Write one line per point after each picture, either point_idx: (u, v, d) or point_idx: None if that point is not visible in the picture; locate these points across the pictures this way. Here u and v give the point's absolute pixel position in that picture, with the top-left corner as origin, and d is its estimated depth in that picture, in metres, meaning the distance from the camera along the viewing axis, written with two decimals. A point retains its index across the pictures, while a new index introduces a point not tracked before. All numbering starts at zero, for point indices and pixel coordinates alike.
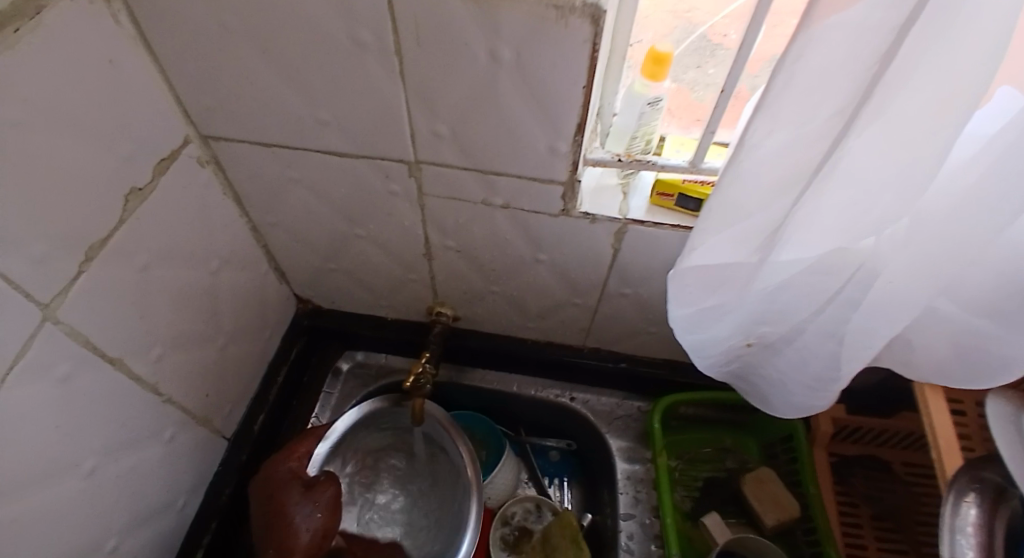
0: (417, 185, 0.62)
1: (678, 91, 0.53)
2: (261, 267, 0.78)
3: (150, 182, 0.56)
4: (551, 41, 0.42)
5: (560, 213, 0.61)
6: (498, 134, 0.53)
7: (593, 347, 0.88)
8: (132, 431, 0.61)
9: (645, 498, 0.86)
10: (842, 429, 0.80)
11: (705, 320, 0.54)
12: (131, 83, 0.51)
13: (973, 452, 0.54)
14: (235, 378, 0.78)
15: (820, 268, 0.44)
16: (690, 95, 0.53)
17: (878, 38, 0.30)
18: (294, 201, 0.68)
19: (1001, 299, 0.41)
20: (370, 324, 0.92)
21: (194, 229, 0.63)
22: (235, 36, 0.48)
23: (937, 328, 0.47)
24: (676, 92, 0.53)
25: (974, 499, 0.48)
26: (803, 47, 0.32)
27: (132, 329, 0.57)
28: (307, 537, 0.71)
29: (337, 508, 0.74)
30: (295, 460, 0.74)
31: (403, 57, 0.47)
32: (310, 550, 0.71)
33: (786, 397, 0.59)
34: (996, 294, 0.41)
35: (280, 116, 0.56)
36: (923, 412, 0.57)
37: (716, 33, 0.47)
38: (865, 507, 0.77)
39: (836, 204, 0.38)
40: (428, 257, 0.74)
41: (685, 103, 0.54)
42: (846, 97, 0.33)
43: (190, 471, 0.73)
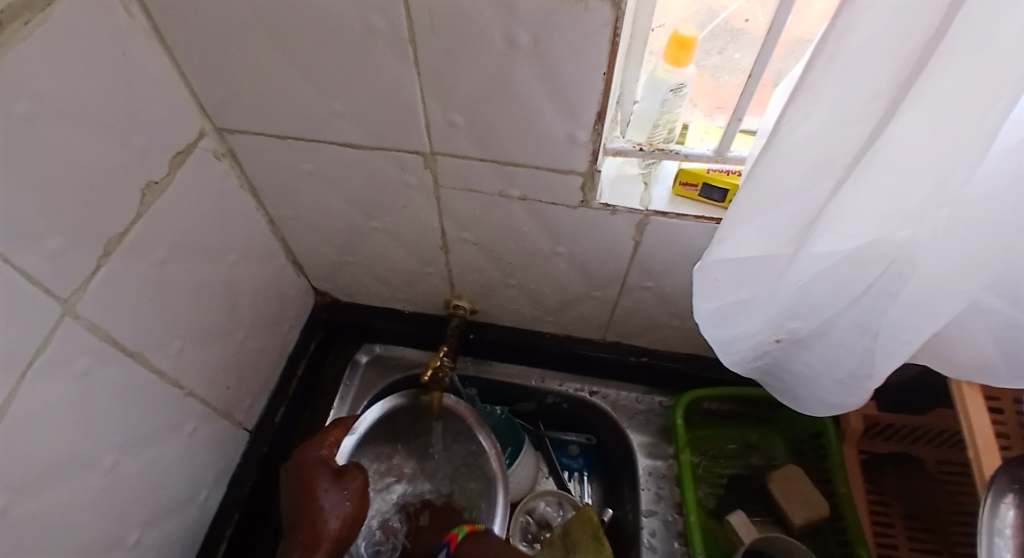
0: (432, 178, 0.60)
1: (700, 78, 0.51)
2: (279, 260, 0.78)
3: (166, 177, 0.56)
4: (570, 25, 0.40)
5: (578, 205, 0.59)
6: (515, 124, 0.51)
7: (614, 341, 0.86)
8: (154, 424, 0.61)
9: (668, 494, 0.85)
10: (873, 426, 0.77)
11: (731, 316, 0.52)
12: (145, 77, 0.50)
13: (1010, 451, 0.51)
14: (255, 371, 0.79)
15: (856, 260, 0.42)
16: (712, 81, 0.51)
17: (924, 13, 0.27)
18: (310, 194, 0.68)
19: None
20: (388, 317, 0.92)
21: (211, 223, 0.63)
22: (246, 27, 0.47)
23: (980, 324, 0.44)
24: (701, 77, 0.51)
25: (1014, 501, 0.45)
26: (843, 24, 0.29)
27: (152, 323, 0.58)
28: (335, 525, 0.71)
29: (365, 496, 0.74)
30: (326, 448, 0.74)
31: (417, 45, 0.46)
32: (339, 536, 0.71)
33: (816, 393, 0.56)
34: None
35: (294, 108, 0.56)
36: (960, 410, 0.54)
37: (738, 17, 0.45)
38: (897, 506, 0.74)
39: (876, 191, 0.36)
40: (444, 250, 0.73)
41: (708, 89, 0.52)
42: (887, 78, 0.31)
43: (212, 462, 0.74)
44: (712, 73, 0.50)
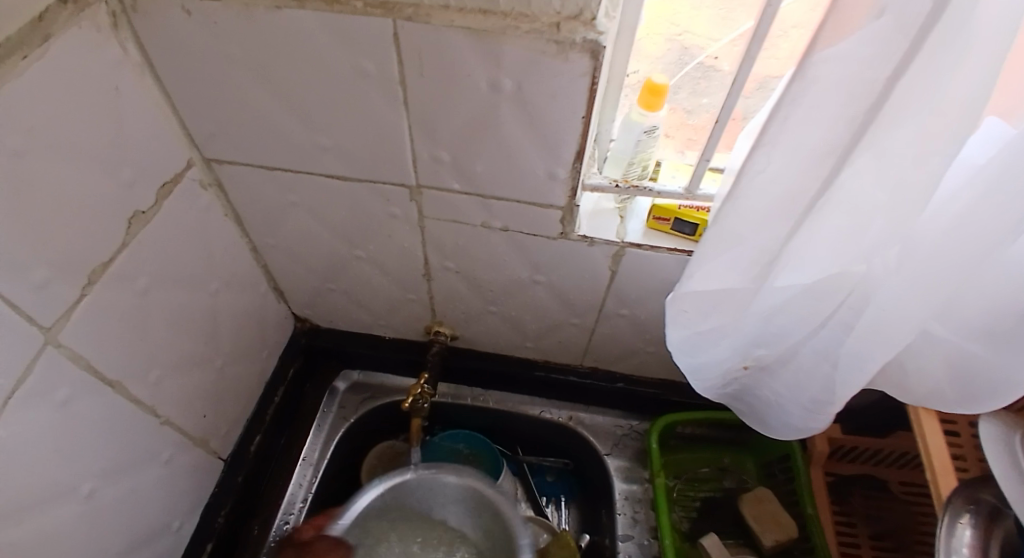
0: (417, 209, 0.62)
1: (673, 115, 0.55)
2: (260, 287, 0.78)
3: (152, 206, 0.56)
4: (550, 72, 0.43)
5: (558, 237, 0.62)
6: (497, 160, 0.53)
7: (592, 367, 0.88)
8: (131, 454, 0.60)
9: (643, 518, 0.86)
10: (838, 449, 0.80)
11: (701, 344, 0.54)
12: (135, 108, 0.52)
13: (968, 473, 0.55)
14: (234, 399, 0.78)
15: (813, 294, 0.45)
16: (684, 116, 0.55)
17: (863, 71, 0.31)
18: (294, 222, 0.69)
19: (995, 323, 0.41)
20: (367, 343, 0.92)
21: (195, 249, 0.63)
22: (240, 64, 0.49)
23: (933, 352, 0.47)
24: (670, 118, 0.55)
25: (968, 520, 0.50)
26: (799, 83, 0.33)
27: (132, 351, 0.57)
28: None
29: None
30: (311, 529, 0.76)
31: (407, 87, 0.48)
32: None
33: (782, 418, 0.59)
34: (989, 318, 0.41)
35: (283, 141, 0.57)
36: (918, 434, 0.58)
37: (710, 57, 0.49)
38: (862, 527, 0.77)
39: (828, 231, 0.39)
40: (426, 278, 0.74)
41: (680, 124, 0.55)
42: (837, 128, 0.34)
43: (187, 493, 0.72)
44: (681, 108, 0.54)
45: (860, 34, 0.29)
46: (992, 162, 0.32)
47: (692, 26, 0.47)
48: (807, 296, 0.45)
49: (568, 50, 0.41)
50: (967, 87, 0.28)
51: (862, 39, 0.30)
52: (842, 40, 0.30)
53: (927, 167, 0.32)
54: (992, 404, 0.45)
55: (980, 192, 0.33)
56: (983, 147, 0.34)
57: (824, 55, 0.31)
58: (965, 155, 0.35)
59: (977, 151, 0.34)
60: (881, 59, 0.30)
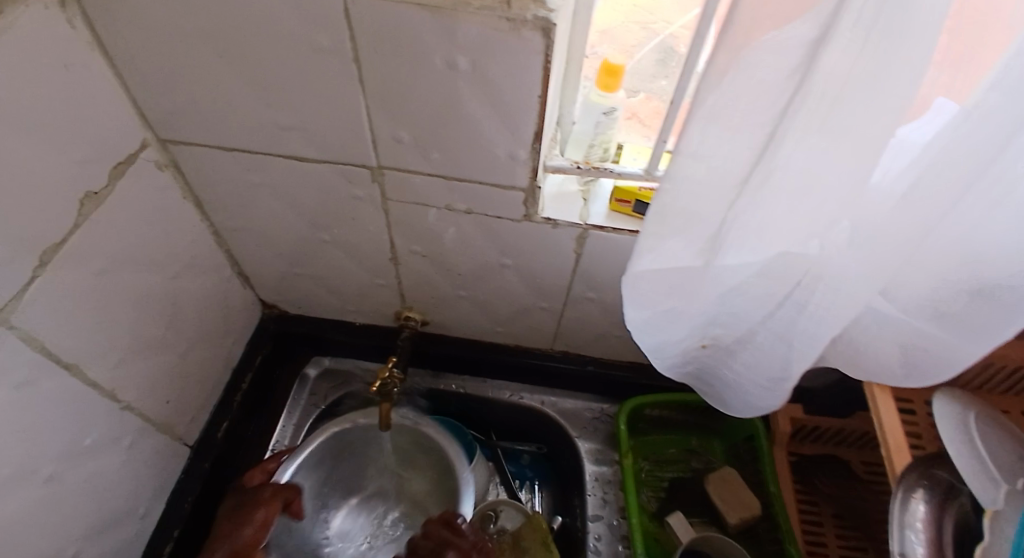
0: (380, 191, 0.62)
1: (643, 100, 0.55)
2: (224, 272, 0.77)
3: (106, 186, 0.55)
4: (505, 51, 0.43)
5: (522, 219, 0.62)
6: (457, 140, 0.53)
7: (562, 351, 0.89)
8: (92, 438, 0.60)
9: (613, 499, 0.87)
10: (800, 430, 0.82)
11: (659, 323, 0.55)
12: (87, 86, 0.50)
13: (924, 450, 0.57)
14: (199, 385, 0.77)
15: (767, 273, 0.46)
16: (657, 104, 0.55)
17: (804, 50, 0.32)
18: (257, 205, 0.68)
19: (939, 301, 0.42)
20: (337, 329, 0.91)
21: (154, 231, 0.62)
22: (192, 40, 0.48)
23: (886, 331, 0.48)
24: (637, 102, 0.55)
25: (922, 495, 0.51)
26: (747, 62, 0.33)
27: (89, 335, 0.56)
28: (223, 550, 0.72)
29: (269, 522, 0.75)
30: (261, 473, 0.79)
31: (363, 65, 0.48)
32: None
33: (742, 397, 0.60)
34: (934, 296, 0.42)
35: (240, 120, 0.56)
36: (873, 411, 0.59)
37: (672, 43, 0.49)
38: (825, 506, 0.79)
39: (779, 208, 0.40)
40: (394, 262, 0.74)
41: (654, 112, 0.56)
42: (783, 108, 0.35)
43: (151, 478, 0.71)
44: (654, 95, 0.54)
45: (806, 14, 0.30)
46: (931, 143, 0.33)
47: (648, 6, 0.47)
48: (762, 274, 0.46)
49: (521, 27, 0.41)
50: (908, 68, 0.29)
51: (808, 19, 0.30)
52: (787, 20, 0.31)
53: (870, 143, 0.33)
54: (944, 377, 0.46)
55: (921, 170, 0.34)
56: (923, 129, 0.33)
57: (770, 35, 0.31)
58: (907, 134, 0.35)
59: (917, 135, 0.34)
60: (827, 38, 0.31)
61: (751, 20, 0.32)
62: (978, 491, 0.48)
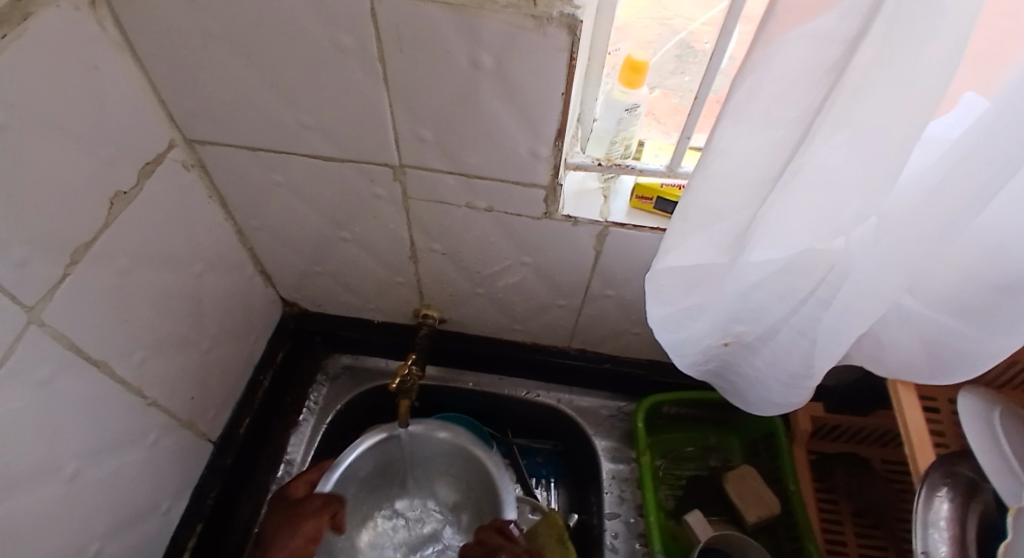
0: (401, 189, 0.62)
1: (659, 97, 0.55)
2: (245, 270, 0.78)
3: (133, 186, 0.56)
4: (529, 49, 0.44)
5: (542, 216, 0.62)
6: (478, 138, 0.53)
7: (579, 348, 0.89)
8: (117, 433, 0.61)
9: (630, 496, 0.87)
10: (821, 428, 0.82)
11: (678, 320, 0.54)
12: (115, 88, 0.51)
13: (947, 448, 0.56)
14: (221, 381, 0.78)
15: (791, 268, 0.46)
16: (673, 100, 0.55)
17: (833, 46, 0.31)
18: (278, 204, 0.69)
19: (967, 297, 0.41)
20: (356, 327, 0.92)
21: (177, 230, 0.63)
22: (218, 42, 0.49)
23: (910, 327, 0.47)
24: (656, 99, 0.55)
25: (946, 493, 0.51)
26: (771, 59, 0.33)
27: (115, 332, 0.57)
28: None
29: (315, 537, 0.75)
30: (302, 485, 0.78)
31: (386, 64, 0.48)
32: None
33: (762, 394, 0.60)
34: (961, 292, 0.41)
35: (265, 120, 0.57)
36: (897, 410, 0.58)
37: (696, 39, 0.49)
38: (845, 504, 0.79)
39: (803, 204, 0.40)
40: (413, 260, 0.74)
41: (670, 109, 0.56)
42: (811, 104, 0.35)
43: (175, 473, 0.73)
44: (671, 92, 0.54)
45: (833, 11, 0.30)
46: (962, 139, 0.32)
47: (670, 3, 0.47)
48: (784, 270, 0.46)
49: (545, 25, 0.42)
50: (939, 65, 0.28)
51: (835, 15, 0.30)
52: (813, 16, 0.30)
53: (898, 140, 0.33)
54: (968, 373, 0.45)
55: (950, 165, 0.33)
56: (952, 125, 0.34)
57: (796, 32, 0.31)
58: (938, 129, 0.35)
59: (945, 129, 0.34)
60: (857, 34, 0.30)
61: (777, 18, 0.31)
62: (1005, 491, 0.48)
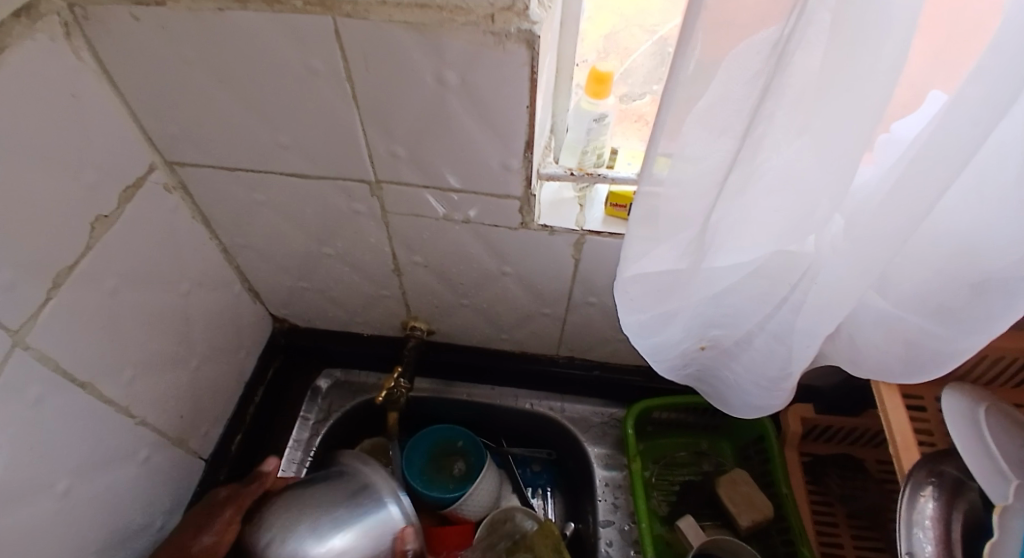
0: (379, 205, 0.63)
1: (651, 103, 0.55)
2: (233, 288, 0.79)
3: (115, 210, 0.57)
4: (491, 64, 0.44)
5: (519, 227, 0.62)
6: (450, 152, 0.54)
7: (568, 356, 0.89)
8: (108, 453, 0.62)
9: (623, 503, 0.87)
10: (812, 429, 0.81)
11: (654, 325, 0.54)
12: (94, 115, 0.52)
13: (935, 446, 0.56)
14: (212, 398, 0.79)
15: (762, 271, 0.46)
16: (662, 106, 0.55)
17: (787, 55, 0.32)
18: (261, 222, 0.70)
19: (933, 295, 0.41)
20: (345, 341, 0.93)
21: (164, 251, 0.64)
22: (193, 67, 0.50)
23: (882, 327, 0.47)
24: (645, 105, 0.56)
25: (931, 493, 0.51)
26: (727, 67, 0.33)
27: (102, 353, 0.58)
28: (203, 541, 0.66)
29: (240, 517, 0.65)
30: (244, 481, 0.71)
31: (355, 83, 0.49)
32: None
33: (744, 398, 0.59)
34: (929, 290, 0.41)
35: (241, 141, 0.58)
36: (881, 411, 0.58)
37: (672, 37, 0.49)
38: (840, 506, 0.78)
39: (769, 207, 0.40)
40: (397, 273, 0.75)
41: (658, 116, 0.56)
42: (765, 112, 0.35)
43: (167, 491, 0.73)
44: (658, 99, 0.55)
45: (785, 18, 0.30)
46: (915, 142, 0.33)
47: (636, 15, 0.49)
48: (753, 272, 0.47)
49: (504, 41, 0.42)
50: (887, 66, 0.29)
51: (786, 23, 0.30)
52: (773, 22, 0.31)
53: (852, 144, 0.34)
54: (940, 370, 0.45)
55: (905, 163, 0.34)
56: (914, 125, 0.35)
57: (751, 41, 0.32)
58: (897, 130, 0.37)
59: (908, 130, 0.36)
60: (813, 45, 0.31)
61: (737, 28, 0.32)
62: (992, 491, 0.47)
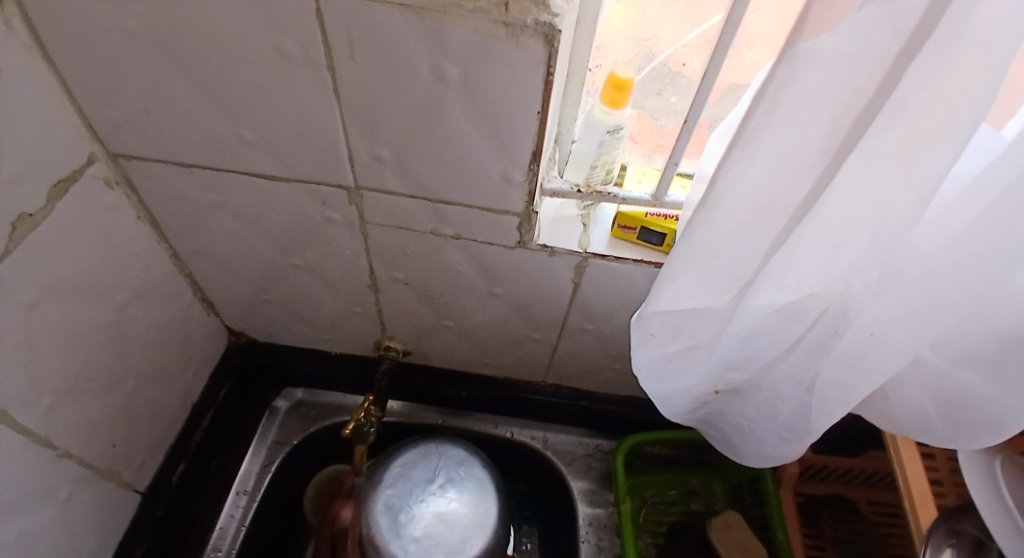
0: (358, 213, 0.56)
1: (637, 118, 0.51)
2: (183, 298, 0.70)
3: (42, 208, 0.48)
4: (500, 60, 0.38)
5: (515, 245, 0.56)
6: (445, 158, 0.47)
7: (555, 384, 0.83)
8: (22, 492, 0.52)
9: (608, 545, 0.80)
10: (807, 469, 0.76)
11: (668, 366, 0.48)
12: (20, 94, 0.43)
13: (945, 499, 0.50)
14: (152, 423, 0.69)
15: (793, 314, 0.40)
16: (651, 122, 0.51)
17: (845, 67, 0.26)
18: (218, 226, 0.61)
19: (977, 344, 0.36)
20: (311, 359, 0.84)
21: (100, 256, 0.55)
22: (140, 42, 0.42)
23: (912, 376, 0.41)
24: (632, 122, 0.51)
25: (951, 555, 0.45)
26: (780, 79, 0.28)
27: (16, 376, 0.49)
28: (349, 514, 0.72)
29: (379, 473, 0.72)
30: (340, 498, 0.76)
31: (336, 73, 0.42)
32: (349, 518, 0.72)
33: (756, 445, 0.54)
34: (975, 343, 0.36)
35: (198, 133, 0.50)
36: (894, 460, 0.52)
37: (677, 61, 0.46)
38: (833, 551, 0.73)
39: (813, 248, 0.34)
40: (373, 289, 0.67)
41: (647, 130, 0.52)
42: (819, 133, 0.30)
43: (92, 532, 0.63)
44: (649, 114, 0.51)
45: (846, 26, 0.25)
46: (983, 184, 0.28)
47: (645, 23, 0.44)
48: (782, 315, 0.40)
49: (519, 34, 0.36)
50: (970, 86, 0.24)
51: (851, 29, 0.25)
52: (822, 32, 0.25)
53: (910, 180, 0.28)
54: (982, 441, 0.39)
55: (981, 205, 0.28)
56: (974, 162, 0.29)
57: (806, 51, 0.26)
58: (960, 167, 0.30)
59: (965, 169, 0.30)
60: (878, 61, 0.26)
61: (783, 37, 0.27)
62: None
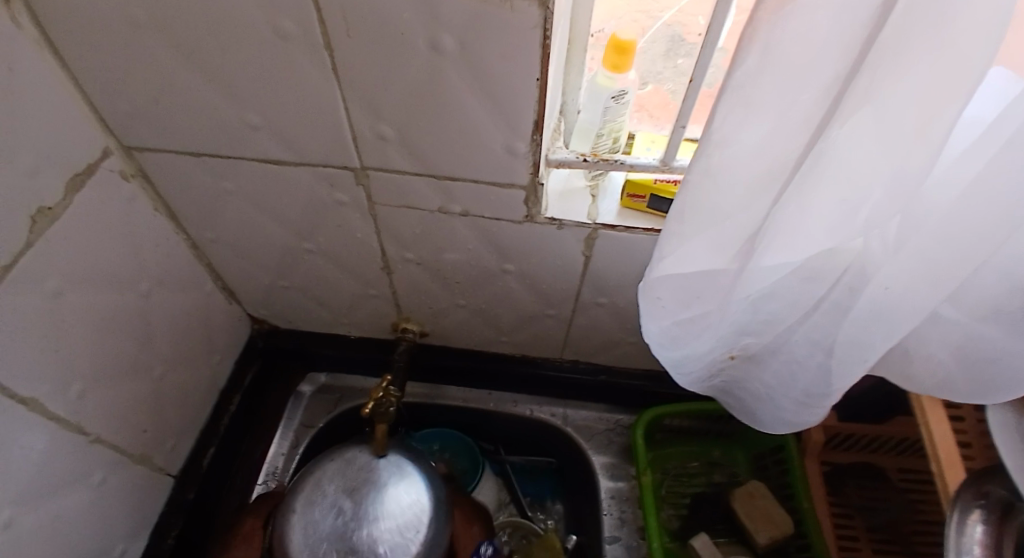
0: (366, 194, 0.56)
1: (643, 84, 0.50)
2: (205, 286, 0.72)
3: (61, 201, 0.49)
4: (495, 27, 0.37)
5: (524, 220, 0.56)
6: (447, 133, 0.47)
7: (572, 360, 0.83)
8: (57, 476, 0.54)
9: (631, 518, 0.81)
10: (834, 438, 0.75)
11: (681, 333, 0.48)
12: (33, 89, 0.45)
13: (973, 463, 0.49)
14: (181, 408, 0.72)
15: (808, 276, 0.39)
16: (665, 94, 0.50)
17: (843, 14, 0.25)
18: (233, 214, 0.62)
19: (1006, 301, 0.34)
20: (331, 343, 0.86)
21: (120, 248, 0.57)
22: (143, 32, 0.42)
23: (935, 334, 0.40)
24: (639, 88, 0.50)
25: (980, 516, 0.43)
26: (775, 30, 0.27)
27: (47, 365, 0.51)
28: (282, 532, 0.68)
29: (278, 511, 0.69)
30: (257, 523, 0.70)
31: (334, 51, 0.42)
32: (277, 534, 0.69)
33: (774, 412, 0.53)
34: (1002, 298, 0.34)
35: (206, 120, 0.50)
36: (921, 423, 0.51)
37: (683, 20, 0.44)
38: (860, 519, 0.72)
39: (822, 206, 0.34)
40: (387, 271, 0.68)
41: (662, 104, 0.51)
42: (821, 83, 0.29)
43: (128, 513, 0.66)
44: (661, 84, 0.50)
45: None
46: (999, 128, 0.26)
47: None
48: (796, 276, 0.39)
49: None
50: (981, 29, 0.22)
51: None
52: None
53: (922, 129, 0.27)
54: (1011, 394, 0.38)
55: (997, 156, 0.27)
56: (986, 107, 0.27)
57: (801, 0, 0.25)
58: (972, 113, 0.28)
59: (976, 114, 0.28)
60: None
61: None
62: None
